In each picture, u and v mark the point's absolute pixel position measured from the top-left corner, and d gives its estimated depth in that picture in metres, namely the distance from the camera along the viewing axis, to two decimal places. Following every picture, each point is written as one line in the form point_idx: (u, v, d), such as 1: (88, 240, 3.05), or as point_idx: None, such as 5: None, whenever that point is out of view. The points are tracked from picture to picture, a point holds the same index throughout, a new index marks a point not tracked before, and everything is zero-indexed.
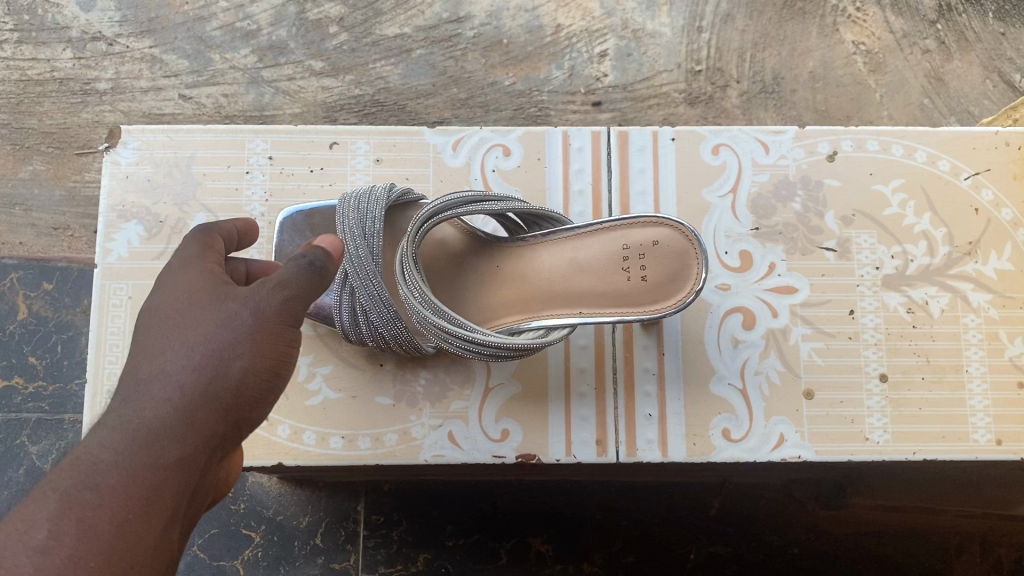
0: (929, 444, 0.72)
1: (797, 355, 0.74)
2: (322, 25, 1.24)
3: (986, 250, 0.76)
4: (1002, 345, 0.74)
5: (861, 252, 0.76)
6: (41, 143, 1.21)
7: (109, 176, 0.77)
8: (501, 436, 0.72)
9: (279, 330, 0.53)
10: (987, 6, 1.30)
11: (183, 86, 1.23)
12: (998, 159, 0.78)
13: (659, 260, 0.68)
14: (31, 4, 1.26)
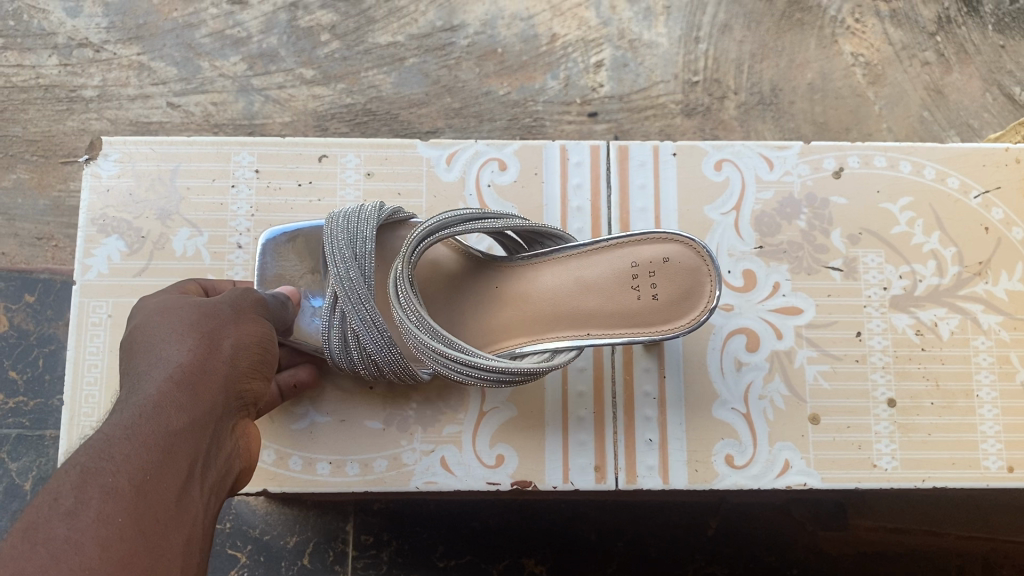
0: (938, 471, 0.70)
1: (801, 379, 0.72)
2: (314, 33, 1.22)
3: (997, 270, 0.74)
4: (1014, 369, 0.72)
5: (868, 272, 0.74)
6: (25, 151, 1.19)
7: (89, 189, 0.75)
8: (495, 461, 0.70)
9: (254, 323, 0.59)
10: (986, 18, 1.29)
11: (171, 94, 1.21)
12: (1008, 176, 0.76)
13: (669, 278, 0.66)
14: (16, 10, 1.23)
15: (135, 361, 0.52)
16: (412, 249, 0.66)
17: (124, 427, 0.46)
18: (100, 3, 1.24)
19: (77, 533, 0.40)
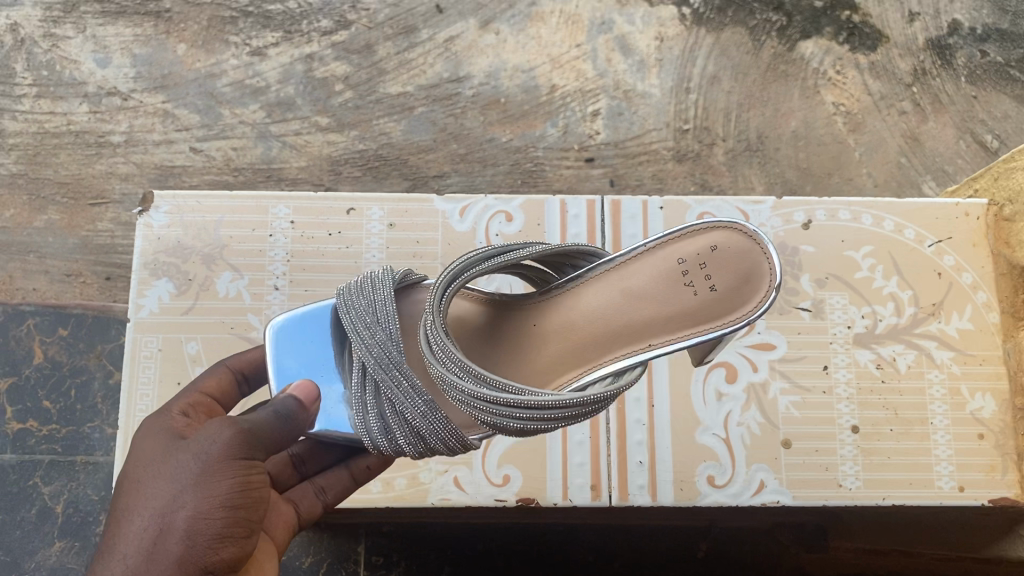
0: (896, 490, 0.74)
1: (774, 407, 0.76)
2: (328, 83, 1.30)
3: (949, 311, 0.78)
4: (964, 400, 0.76)
5: (834, 312, 0.78)
6: (57, 193, 1.27)
7: (143, 239, 0.80)
8: (502, 480, 0.76)
9: (231, 466, 0.49)
10: (959, 71, 1.37)
11: (194, 139, 1.28)
12: (961, 227, 0.80)
13: (723, 266, 0.56)
14: (49, 60, 1.32)
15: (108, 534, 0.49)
16: (437, 294, 0.57)
17: None
18: (128, 55, 1.32)
19: None
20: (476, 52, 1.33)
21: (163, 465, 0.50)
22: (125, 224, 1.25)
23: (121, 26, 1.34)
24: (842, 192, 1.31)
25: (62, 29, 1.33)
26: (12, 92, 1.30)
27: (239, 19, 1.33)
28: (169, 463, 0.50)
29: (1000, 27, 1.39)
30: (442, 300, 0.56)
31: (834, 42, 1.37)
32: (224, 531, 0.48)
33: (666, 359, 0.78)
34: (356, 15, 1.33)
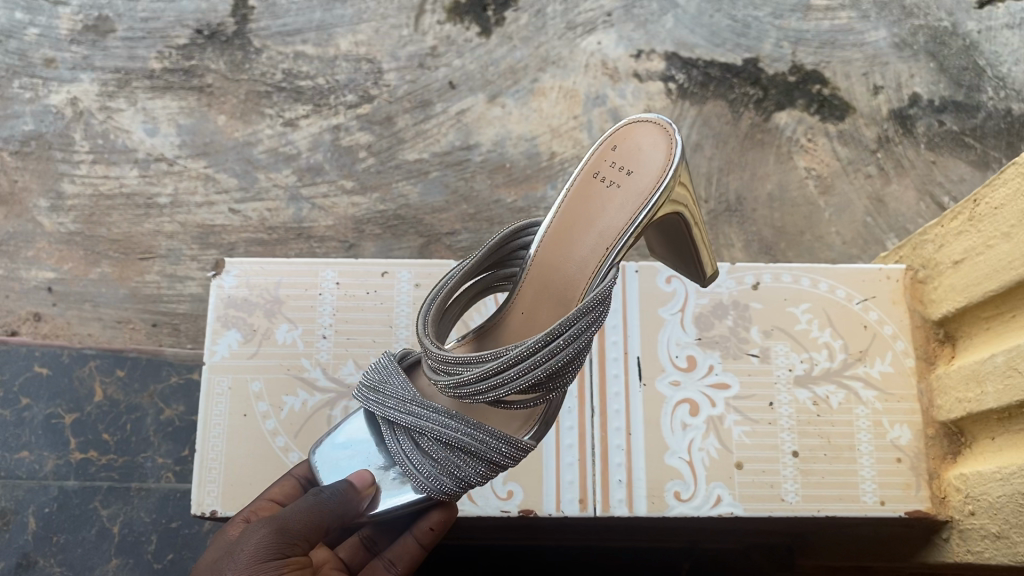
0: (830, 503, 0.77)
1: (730, 437, 0.80)
2: (353, 151, 1.46)
3: (874, 355, 0.82)
4: (885, 429, 0.79)
5: (778, 358, 0.83)
6: (109, 248, 1.42)
7: (216, 297, 0.90)
8: (506, 494, 0.79)
9: (266, 556, 0.61)
10: (920, 138, 1.51)
11: (233, 201, 1.44)
12: (884, 287, 0.84)
13: (629, 153, 0.72)
14: (104, 131, 1.48)
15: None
16: (421, 316, 0.67)
17: None
18: (174, 125, 1.48)
19: None
20: (485, 123, 1.48)
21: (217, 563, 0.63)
22: (170, 276, 1.40)
23: (168, 98, 1.49)
24: (814, 248, 1.45)
25: (116, 102, 1.49)
26: (72, 158, 1.46)
27: (273, 94, 1.49)
28: (222, 560, 0.62)
29: (957, 98, 1.53)
30: (431, 308, 0.67)
31: (806, 113, 1.52)
32: None
33: (626, 394, 0.82)
34: (378, 90, 1.49)
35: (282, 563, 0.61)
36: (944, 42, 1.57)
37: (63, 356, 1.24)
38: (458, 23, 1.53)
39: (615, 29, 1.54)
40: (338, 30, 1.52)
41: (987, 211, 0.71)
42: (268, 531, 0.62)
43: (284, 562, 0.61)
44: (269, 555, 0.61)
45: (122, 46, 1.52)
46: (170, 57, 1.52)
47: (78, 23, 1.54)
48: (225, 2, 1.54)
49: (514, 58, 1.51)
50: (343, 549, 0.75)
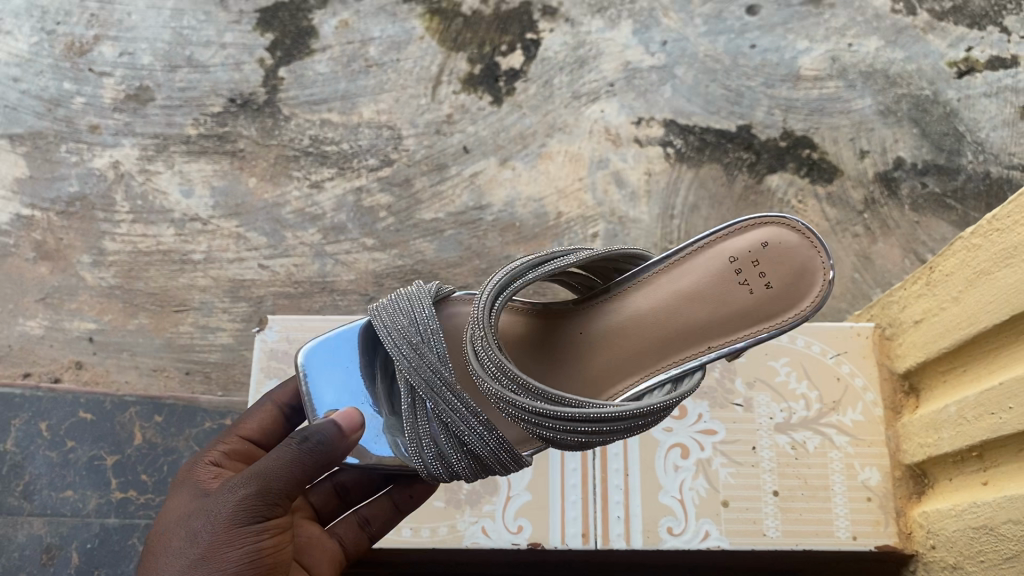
0: (808, 538, 0.87)
1: (717, 477, 0.91)
2: (374, 211, 1.57)
3: (847, 404, 0.92)
4: (857, 472, 0.89)
5: (760, 407, 0.93)
6: (146, 301, 1.52)
7: (260, 350, 1.00)
8: (517, 528, 0.91)
9: (249, 514, 0.66)
10: (904, 198, 1.58)
11: (262, 257, 1.55)
12: (857, 339, 0.95)
13: (776, 262, 0.73)
14: (143, 192, 1.59)
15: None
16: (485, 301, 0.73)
17: None
18: (208, 187, 1.59)
19: None
20: (496, 185, 1.59)
21: (201, 516, 0.68)
22: (202, 327, 1.50)
23: (203, 162, 1.61)
24: None
25: (155, 165, 1.61)
26: (113, 218, 1.58)
27: (300, 158, 1.60)
28: (206, 514, 0.68)
29: (938, 162, 1.59)
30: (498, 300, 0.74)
31: (796, 175, 1.59)
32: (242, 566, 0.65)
33: (624, 439, 0.94)
34: (398, 154, 1.61)
35: (261, 525, 0.67)
36: (926, 109, 1.63)
37: (105, 404, 1.34)
38: (472, 93, 1.64)
39: (617, 97, 1.64)
40: (362, 100, 1.64)
41: (939, 276, 0.81)
42: (247, 496, 0.67)
43: (266, 525, 0.67)
44: (246, 520, 0.66)
45: (162, 113, 1.65)
46: (206, 124, 1.64)
47: (121, 92, 1.66)
48: (256, 72, 1.66)
49: (523, 124, 1.62)
50: (317, 497, 0.85)
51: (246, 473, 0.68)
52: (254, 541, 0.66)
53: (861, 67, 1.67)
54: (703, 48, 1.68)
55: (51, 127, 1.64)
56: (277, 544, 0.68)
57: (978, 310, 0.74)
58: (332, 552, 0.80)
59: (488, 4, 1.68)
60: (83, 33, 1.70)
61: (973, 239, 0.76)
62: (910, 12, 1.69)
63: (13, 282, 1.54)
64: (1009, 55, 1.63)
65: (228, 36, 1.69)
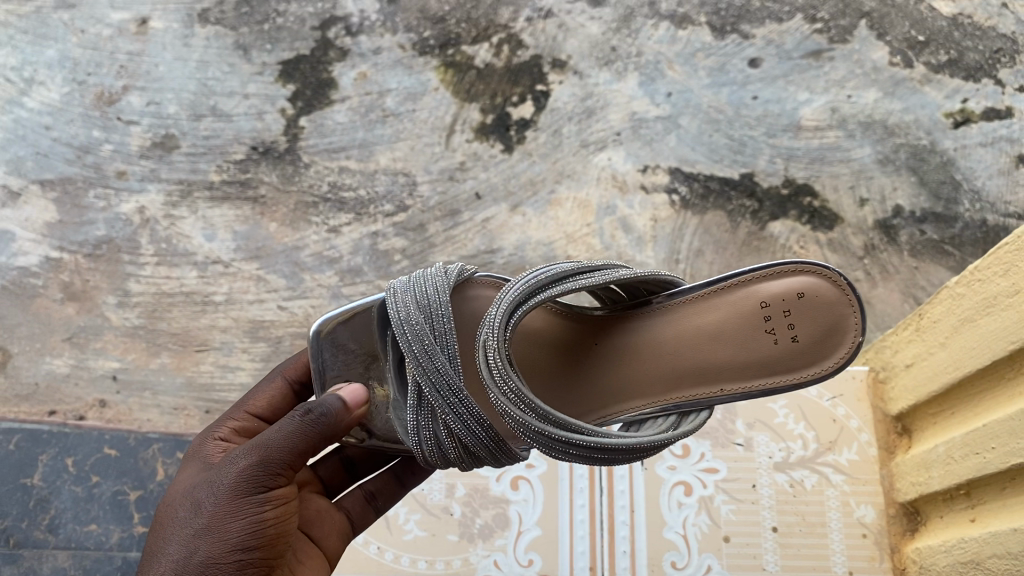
0: (801, 571, 0.98)
1: (718, 513, 1.01)
2: (389, 254, 1.63)
3: (841, 445, 1.03)
4: (853, 509, 1.00)
5: (760, 447, 1.04)
6: (169, 341, 1.57)
7: None
8: (527, 562, 1.01)
9: (250, 484, 0.74)
10: (903, 245, 1.62)
11: (281, 299, 1.60)
12: (851, 386, 1.06)
13: (805, 316, 0.81)
14: (168, 236, 1.66)
15: (158, 555, 0.75)
16: (502, 312, 0.80)
17: None
18: (230, 231, 1.66)
19: None
20: (507, 230, 1.64)
21: (208, 484, 0.76)
22: (222, 366, 1.55)
23: (225, 208, 1.67)
24: None
25: (179, 210, 1.67)
26: (137, 260, 1.64)
27: (319, 204, 1.67)
28: (213, 482, 0.76)
29: (936, 210, 1.64)
30: (516, 313, 0.81)
31: (798, 223, 1.64)
32: (243, 531, 0.73)
33: (630, 476, 1.05)
34: (413, 200, 1.67)
35: (263, 497, 0.74)
36: (924, 159, 1.67)
37: (128, 439, 1.46)
38: (485, 141, 1.70)
39: (624, 146, 1.70)
40: (378, 148, 1.70)
41: (928, 325, 0.93)
42: (250, 467, 0.74)
43: (267, 497, 0.74)
44: (248, 491, 0.74)
45: (186, 161, 1.71)
46: (228, 171, 1.70)
47: (148, 139, 1.73)
48: (277, 122, 1.73)
49: (533, 172, 1.68)
50: (324, 471, 0.94)
51: (248, 447, 0.76)
52: (257, 511, 0.74)
53: (859, 118, 1.71)
54: (707, 99, 1.73)
55: (80, 174, 1.70)
56: (280, 514, 0.75)
57: (961, 357, 0.85)
58: (339, 522, 0.90)
59: (499, 57, 1.75)
60: (112, 84, 1.78)
61: (955, 294, 0.88)
62: (906, 65, 1.74)
63: (41, 322, 1.59)
64: (1004, 107, 1.69)
65: (251, 86, 1.76)
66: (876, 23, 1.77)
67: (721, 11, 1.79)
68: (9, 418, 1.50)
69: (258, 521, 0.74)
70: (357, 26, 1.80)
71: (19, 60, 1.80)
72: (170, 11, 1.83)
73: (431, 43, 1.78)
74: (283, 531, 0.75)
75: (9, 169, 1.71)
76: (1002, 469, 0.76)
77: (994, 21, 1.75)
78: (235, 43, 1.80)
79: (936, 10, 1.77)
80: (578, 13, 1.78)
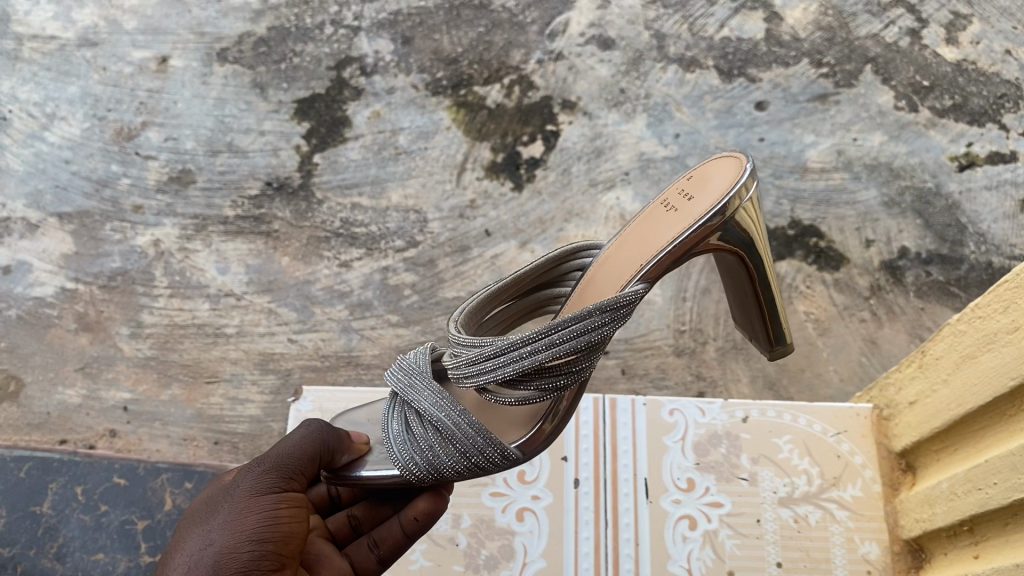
0: None
1: (723, 547, 1.02)
2: (399, 289, 1.65)
3: (846, 481, 1.04)
4: (857, 546, 1.00)
5: (764, 482, 1.06)
6: (179, 372, 1.59)
7: (294, 417, 1.08)
8: None
9: (267, 485, 0.74)
10: (909, 287, 1.63)
11: (292, 331, 1.62)
12: (855, 423, 1.08)
13: (694, 187, 0.88)
14: (182, 268, 1.68)
15: (168, 567, 0.71)
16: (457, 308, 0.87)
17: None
18: (243, 264, 1.68)
19: None
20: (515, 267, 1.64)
21: (223, 494, 0.76)
22: (232, 398, 1.57)
23: (239, 241, 1.70)
24: (813, 385, 1.56)
25: (193, 244, 1.70)
26: (151, 292, 1.66)
27: (331, 239, 1.69)
28: (228, 491, 0.75)
29: (941, 252, 1.65)
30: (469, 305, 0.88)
31: (804, 262, 1.65)
32: (262, 521, 0.71)
33: (635, 509, 1.06)
34: (423, 236, 1.69)
35: (277, 497, 0.74)
36: (929, 202, 1.69)
37: (139, 469, 1.47)
38: (495, 179, 1.73)
39: (632, 185, 1.71)
40: (390, 184, 1.73)
41: (932, 361, 0.95)
42: (266, 471, 0.75)
43: (283, 498, 0.74)
44: (264, 490, 0.74)
45: (202, 195, 1.74)
46: (243, 206, 1.73)
47: (164, 174, 1.77)
48: (292, 158, 1.76)
49: (542, 210, 1.69)
50: (331, 522, 0.87)
51: (262, 461, 0.77)
52: (272, 507, 0.73)
53: (865, 160, 1.73)
54: (714, 140, 1.75)
55: (97, 207, 1.74)
56: (294, 518, 0.74)
57: (965, 393, 0.87)
58: (340, 568, 0.81)
59: (510, 97, 1.79)
60: (131, 119, 1.82)
61: (959, 331, 0.90)
62: (911, 109, 1.76)
63: (55, 352, 1.62)
64: (1008, 151, 1.71)
65: (267, 123, 1.80)
66: (880, 68, 1.80)
67: (728, 55, 1.83)
68: (19, 445, 1.51)
69: (276, 513, 0.72)
70: (372, 66, 1.84)
71: (42, 96, 1.85)
72: (190, 50, 1.88)
73: (443, 83, 1.82)
74: (299, 534, 0.73)
75: (29, 201, 1.75)
76: (1001, 505, 0.78)
77: (997, 67, 1.78)
78: (252, 81, 1.85)
79: (940, 56, 1.80)
80: (588, 56, 1.83)
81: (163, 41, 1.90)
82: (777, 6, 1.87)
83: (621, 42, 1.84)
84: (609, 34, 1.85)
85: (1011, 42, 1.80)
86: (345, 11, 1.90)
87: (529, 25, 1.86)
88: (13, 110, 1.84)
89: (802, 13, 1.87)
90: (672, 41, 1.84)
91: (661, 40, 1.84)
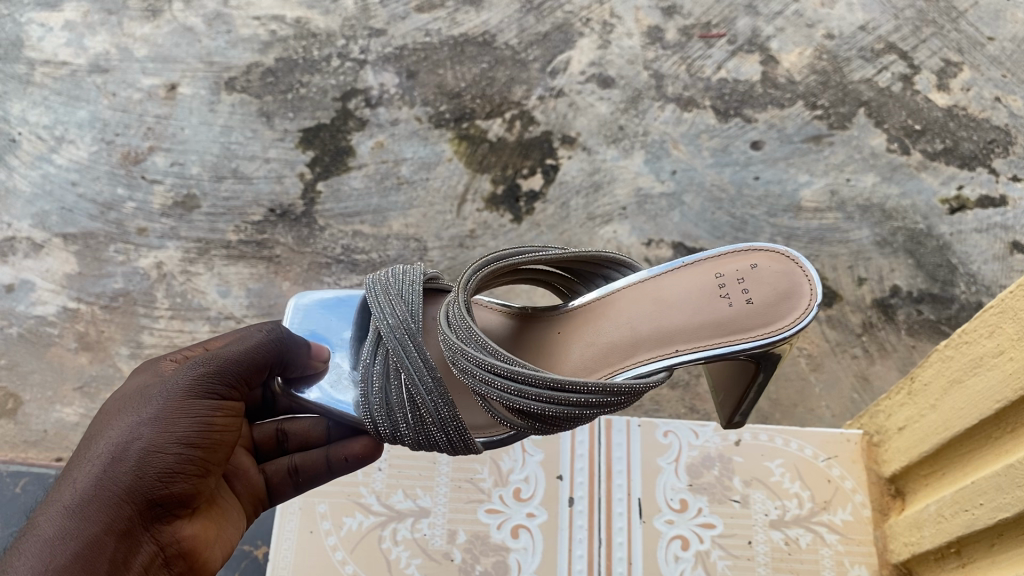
0: None
1: (714, 567, 1.05)
2: None
3: (836, 506, 1.08)
4: (846, 569, 1.03)
5: (756, 504, 1.09)
6: None
7: None
8: None
9: (202, 390, 0.76)
10: (900, 324, 1.63)
11: None
12: (845, 448, 1.12)
13: (759, 283, 0.87)
14: (183, 291, 1.69)
15: (86, 451, 0.71)
16: (468, 272, 0.90)
17: (85, 470, 0.70)
18: (244, 288, 1.69)
19: (48, 527, 0.65)
20: (512, 296, 1.59)
21: (154, 386, 0.77)
22: None
23: (241, 265, 1.72)
24: (805, 419, 1.54)
25: (195, 267, 1.72)
26: (152, 313, 1.67)
27: (332, 265, 1.70)
28: (159, 384, 0.77)
29: (932, 291, 1.66)
30: (481, 271, 0.91)
31: None
32: (189, 428, 0.74)
33: (628, 528, 1.08)
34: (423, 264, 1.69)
35: (212, 405, 0.77)
36: (920, 242, 1.70)
37: None
38: (495, 211, 1.75)
39: (629, 220, 1.73)
40: (392, 214, 1.75)
41: (920, 388, 0.98)
42: (202, 373, 0.77)
43: (221, 409, 0.78)
44: (200, 394, 0.76)
45: (206, 220, 1.77)
46: (246, 231, 1.75)
47: (169, 198, 1.79)
48: (295, 186, 1.79)
49: (540, 241, 1.71)
50: (258, 432, 0.93)
51: (203, 359, 0.78)
52: (206, 414, 0.76)
53: (858, 201, 1.75)
54: (710, 178, 1.78)
55: (102, 229, 1.76)
56: (225, 427, 0.78)
57: (951, 417, 0.90)
58: (256, 484, 0.89)
59: (511, 132, 1.82)
60: (138, 145, 1.86)
61: (946, 356, 0.93)
62: (904, 152, 1.80)
63: (55, 371, 1.63)
64: (998, 195, 1.74)
65: (272, 151, 1.83)
66: (873, 111, 1.85)
67: (725, 96, 1.87)
68: (15, 461, 1.52)
69: (206, 421, 0.75)
70: (376, 98, 1.88)
71: (51, 119, 1.89)
72: (198, 79, 1.93)
73: (446, 116, 1.86)
74: (226, 445, 0.77)
75: (34, 221, 1.77)
76: (989, 524, 0.82)
77: (987, 114, 1.84)
78: (259, 110, 1.88)
79: (931, 102, 1.85)
80: (588, 94, 1.87)
81: (173, 69, 1.95)
82: (773, 50, 1.92)
83: (621, 80, 1.89)
84: (609, 73, 1.89)
85: (1001, 90, 1.86)
86: (353, 45, 1.95)
87: (531, 62, 1.91)
88: (22, 132, 1.87)
89: (798, 57, 1.92)
90: (670, 81, 1.89)
91: (660, 80, 1.89)
